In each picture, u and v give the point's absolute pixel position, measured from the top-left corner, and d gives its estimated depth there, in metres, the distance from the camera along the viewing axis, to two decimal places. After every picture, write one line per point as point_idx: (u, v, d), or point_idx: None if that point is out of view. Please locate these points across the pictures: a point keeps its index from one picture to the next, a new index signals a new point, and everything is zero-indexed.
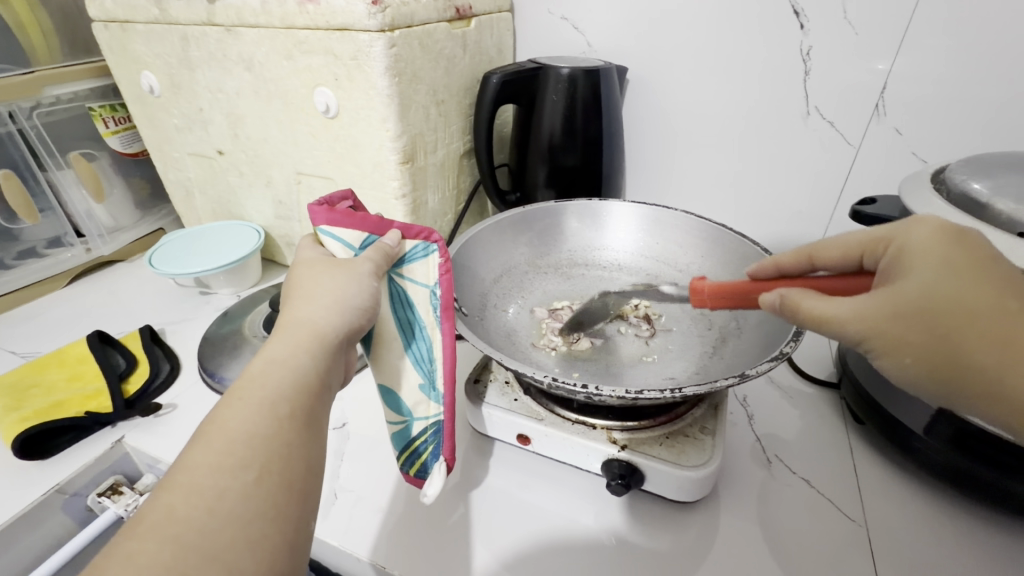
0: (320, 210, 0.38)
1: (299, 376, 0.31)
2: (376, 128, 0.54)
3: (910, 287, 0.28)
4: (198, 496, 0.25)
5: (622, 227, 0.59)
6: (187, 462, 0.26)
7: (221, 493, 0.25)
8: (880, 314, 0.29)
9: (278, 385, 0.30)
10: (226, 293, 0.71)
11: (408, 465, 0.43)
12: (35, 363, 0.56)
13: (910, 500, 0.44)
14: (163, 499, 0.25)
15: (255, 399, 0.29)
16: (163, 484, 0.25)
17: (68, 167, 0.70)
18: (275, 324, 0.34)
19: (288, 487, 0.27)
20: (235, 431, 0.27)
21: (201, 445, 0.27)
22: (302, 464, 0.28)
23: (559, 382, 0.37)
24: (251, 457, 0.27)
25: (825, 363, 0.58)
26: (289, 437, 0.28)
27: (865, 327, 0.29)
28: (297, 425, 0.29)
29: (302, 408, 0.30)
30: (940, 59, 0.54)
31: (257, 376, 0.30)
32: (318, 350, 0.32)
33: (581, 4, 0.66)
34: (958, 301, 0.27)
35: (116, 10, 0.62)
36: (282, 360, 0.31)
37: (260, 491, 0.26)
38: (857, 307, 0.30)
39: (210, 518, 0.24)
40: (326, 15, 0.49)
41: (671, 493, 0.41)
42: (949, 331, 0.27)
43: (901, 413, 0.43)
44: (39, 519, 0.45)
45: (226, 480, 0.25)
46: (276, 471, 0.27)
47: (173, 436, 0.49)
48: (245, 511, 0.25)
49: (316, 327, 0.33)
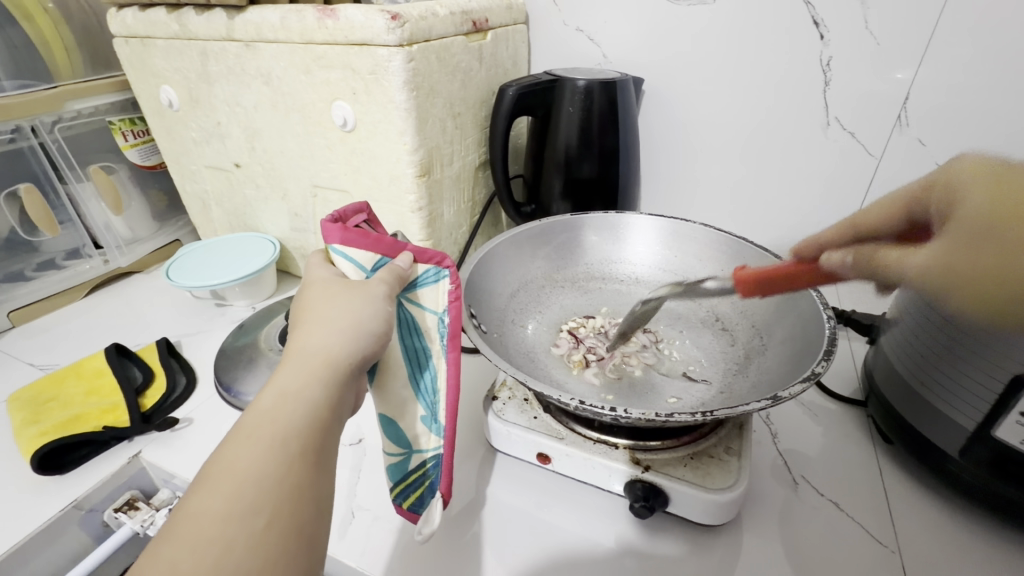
0: (334, 228, 0.38)
1: (310, 410, 0.30)
2: (393, 142, 0.54)
3: (966, 217, 0.20)
4: (205, 547, 0.25)
5: (641, 241, 0.58)
6: (194, 508, 0.26)
7: (229, 545, 0.25)
8: (948, 250, 0.20)
9: (287, 422, 0.29)
10: (241, 305, 0.72)
11: (401, 498, 0.42)
12: (54, 376, 0.56)
13: (946, 525, 0.42)
14: (171, 551, 0.24)
15: (265, 436, 0.28)
16: (170, 532, 0.25)
17: (87, 180, 0.71)
18: (286, 349, 0.34)
19: (297, 532, 0.27)
20: (243, 473, 0.27)
21: (210, 488, 0.27)
22: (313, 504, 0.28)
23: (585, 405, 0.36)
24: (259, 504, 0.26)
25: (851, 379, 0.57)
26: (299, 477, 0.28)
27: (930, 278, 0.21)
28: (307, 463, 0.29)
29: (313, 444, 0.29)
30: (963, 69, 0.53)
31: (266, 410, 0.30)
32: (330, 380, 0.32)
33: (596, 16, 0.66)
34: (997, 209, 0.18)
35: (137, 26, 0.63)
36: (293, 391, 0.31)
37: (270, 539, 0.26)
38: (923, 259, 0.21)
39: (216, 573, 0.24)
40: (345, 30, 0.50)
41: (695, 517, 0.40)
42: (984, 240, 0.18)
43: (932, 435, 0.41)
44: (56, 535, 0.45)
45: (233, 530, 0.25)
46: (284, 515, 0.27)
47: (191, 451, 0.49)
48: (252, 561, 0.25)
49: (329, 356, 0.32)
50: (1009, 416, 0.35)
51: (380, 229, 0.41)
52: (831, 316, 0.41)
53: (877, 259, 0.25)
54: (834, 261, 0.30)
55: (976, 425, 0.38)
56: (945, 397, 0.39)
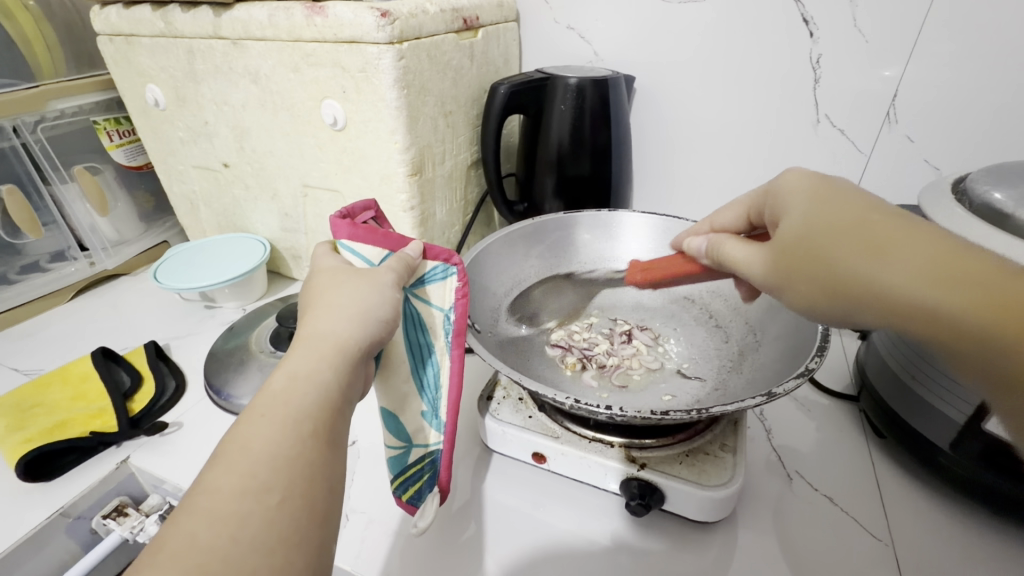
0: (343, 223, 0.38)
1: (321, 391, 0.30)
2: (384, 141, 0.53)
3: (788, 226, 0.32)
4: (220, 522, 0.24)
5: (635, 239, 0.58)
6: (206, 487, 0.25)
7: (243, 519, 0.24)
8: (774, 254, 0.32)
9: (300, 403, 0.29)
10: (231, 307, 0.71)
11: (401, 490, 0.41)
12: (38, 382, 0.55)
13: (938, 518, 0.42)
14: (185, 526, 0.24)
15: (277, 416, 0.28)
16: (182, 510, 0.25)
17: (72, 181, 0.70)
18: (296, 334, 0.33)
19: (311, 510, 0.26)
20: (256, 451, 0.26)
21: (223, 465, 0.26)
22: (325, 485, 0.27)
23: (580, 404, 0.35)
24: (274, 481, 0.26)
25: (843, 375, 0.57)
26: (312, 457, 0.27)
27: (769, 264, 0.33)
28: (320, 444, 0.28)
29: (325, 425, 0.29)
30: (950, 67, 0.54)
31: (278, 392, 0.29)
32: (340, 363, 0.31)
33: (587, 13, 0.66)
34: (803, 229, 0.30)
35: (122, 24, 0.62)
36: (304, 374, 0.30)
37: (283, 516, 0.25)
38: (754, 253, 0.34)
39: (231, 547, 0.23)
40: (334, 28, 0.49)
41: (691, 514, 0.40)
42: (821, 257, 0.29)
43: (924, 428, 0.42)
44: (42, 543, 0.44)
45: (248, 506, 0.25)
46: (297, 493, 0.26)
47: (180, 455, 0.48)
48: (267, 537, 0.24)
49: (339, 340, 0.32)
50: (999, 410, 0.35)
51: (387, 226, 0.41)
52: None
53: (723, 247, 0.37)
54: (691, 246, 0.41)
55: (966, 418, 0.38)
56: (936, 390, 0.40)
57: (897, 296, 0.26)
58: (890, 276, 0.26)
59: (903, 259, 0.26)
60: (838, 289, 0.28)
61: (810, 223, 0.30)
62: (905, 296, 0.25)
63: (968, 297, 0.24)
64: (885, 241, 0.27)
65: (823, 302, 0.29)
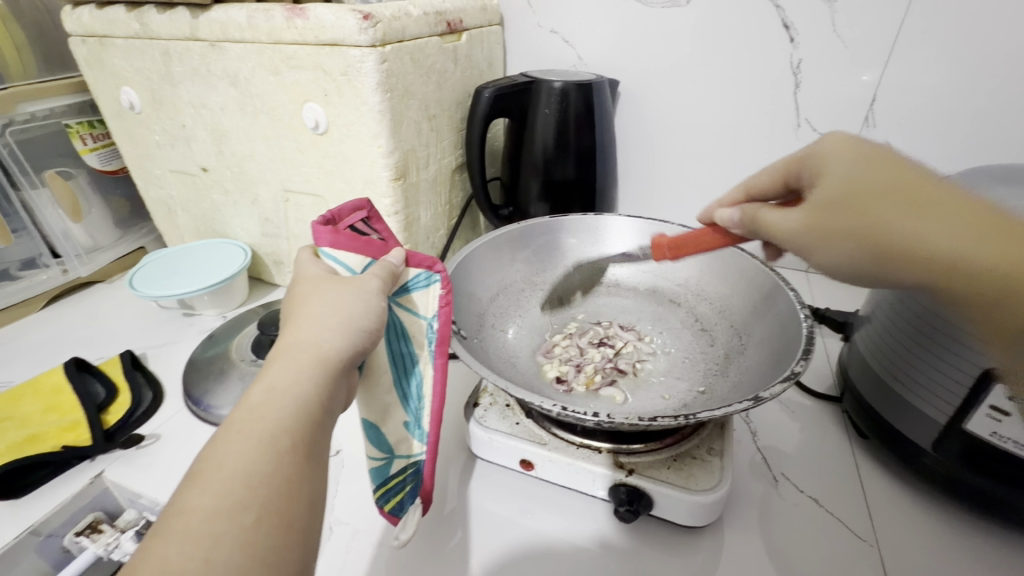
0: (324, 230, 0.37)
1: (300, 404, 0.29)
2: (367, 144, 0.53)
3: (822, 191, 0.31)
4: (193, 543, 0.23)
5: (620, 243, 0.58)
6: (179, 507, 0.24)
7: (218, 540, 0.23)
8: (811, 215, 0.31)
9: (279, 416, 0.28)
10: (211, 314, 0.69)
11: (383, 501, 0.40)
12: (6, 394, 0.53)
13: (919, 515, 0.43)
14: (156, 549, 0.23)
15: (256, 431, 0.27)
16: (153, 533, 0.24)
17: (43, 186, 0.67)
18: (275, 345, 0.32)
19: (288, 528, 0.25)
20: (233, 469, 0.26)
21: (197, 485, 0.25)
22: (304, 500, 0.27)
23: (568, 411, 0.35)
24: (251, 499, 0.25)
25: (826, 376, 0.58)
26: (290, 472, 0.27)
27: (800, 234, 0.32)
28: (299, 459, 0.28)
29: (305, 439, 0.28)
30: (928, 72, 0.55)
31: (257, 406, 0.29)
32: (321, 373, 0.31)
33: (570, 18, 0.66)
34: (835, 189, 0.30)
35: (95, 24, 0.60)
36: (283, 387, 0.29)
37: (261, 534, 0.24)
38: (796, 219, 0.32)
39: (205, 569, 0.22)
40: (315, 30, 0.48)
41: (680, 518, 0.40)
42: (866, 209, 0.28)
43: (906, 428, 0.42)
44: (10, 564, 0.42)
45: (223, 525, 0.24)
46: (275, 509, 0.25)
47: (157, 469, 0.47)
48: (244, 557, 0.23)
49: (321, 351, 0.31)
50: (980, 410, 0.36)
51: (374, 229, 0.40)
52: (807, 314, 0.41)
53: (757, 216, 0.36)
54: (723, 216, 0.39)
55: (947, 418, 0.38)
56: (918, 391, 0.40)
57: (910, 242, 0.26)
58: (937, 231, 0.25)
59: (942, 217, 0.25)
60: (884, 251, 0.27)
61: (853, 181, 0.29)
62: (941, 246, 0.25)
63: (957, 233, 0.25)
64: (921, 190, 0.26)
65: (865, 266, 0.29)
